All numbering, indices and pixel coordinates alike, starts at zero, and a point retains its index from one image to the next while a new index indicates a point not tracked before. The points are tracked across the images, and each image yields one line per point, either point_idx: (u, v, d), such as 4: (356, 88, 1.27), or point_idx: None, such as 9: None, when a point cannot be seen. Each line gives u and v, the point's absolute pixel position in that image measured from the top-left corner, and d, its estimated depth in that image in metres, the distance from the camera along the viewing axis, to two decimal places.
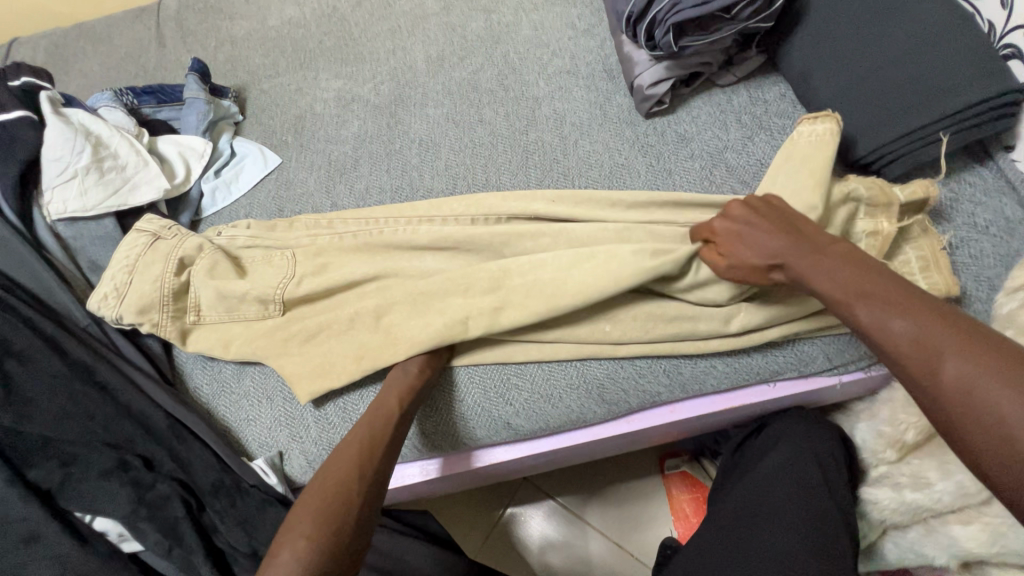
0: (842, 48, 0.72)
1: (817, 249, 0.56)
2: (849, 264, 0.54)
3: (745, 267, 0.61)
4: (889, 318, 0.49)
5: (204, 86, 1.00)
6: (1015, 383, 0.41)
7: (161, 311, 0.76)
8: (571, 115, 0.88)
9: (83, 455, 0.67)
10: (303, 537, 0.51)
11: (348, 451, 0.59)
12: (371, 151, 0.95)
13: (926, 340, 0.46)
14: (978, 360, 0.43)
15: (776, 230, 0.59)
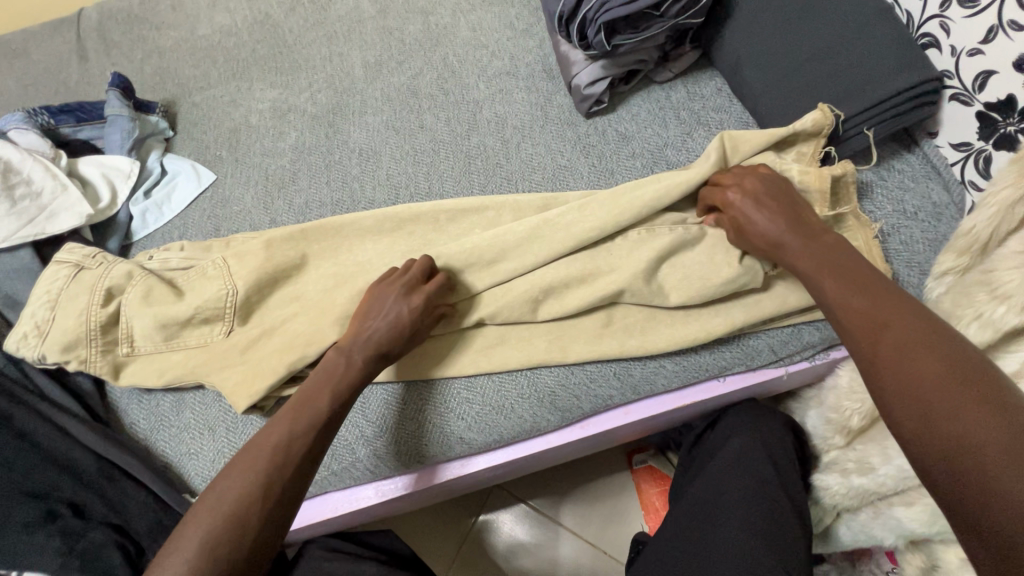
0: (770, 42, 0.72)
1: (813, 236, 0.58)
2: (844, 254, 0.55)
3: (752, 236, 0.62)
4: (848, 291, 0.51)
5: (127, 102, 0.95)
6: (943, 357, 0.42)
7: (90, 346, 0.71)
8: (513, 117, 0.87)
9: (3, 511, 0.62)
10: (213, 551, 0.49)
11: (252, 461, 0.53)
12: (310, 162, 0.92)
13: (878, 310, 0.48)
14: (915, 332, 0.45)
15: (780, 216, 0.60)
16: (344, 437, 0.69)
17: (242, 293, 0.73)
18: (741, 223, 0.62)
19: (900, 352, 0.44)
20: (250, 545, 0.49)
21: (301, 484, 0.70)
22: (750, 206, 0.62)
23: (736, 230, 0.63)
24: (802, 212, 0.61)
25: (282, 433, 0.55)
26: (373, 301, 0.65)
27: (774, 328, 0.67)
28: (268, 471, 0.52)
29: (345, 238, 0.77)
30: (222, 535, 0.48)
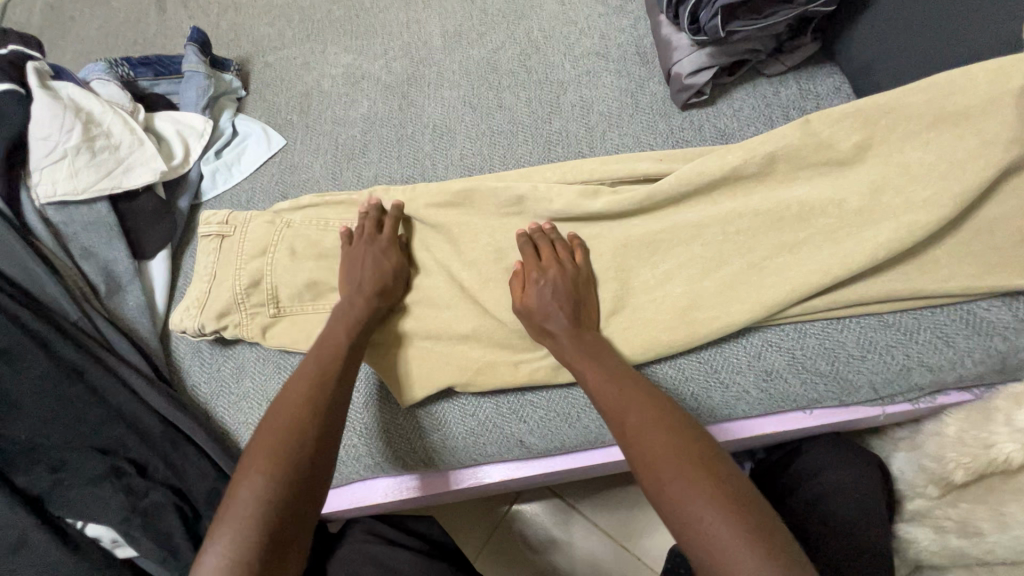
0: (908, 47, 0.64)
1: (599, 358, 0.59)
2: (637, 400, 0.53)
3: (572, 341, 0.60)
4: (656, 438, 0.48)
5: (204, 59, 0.93)
6: (727, 514, 0.42)
7: (181, 314, 0.74)
8: (599, 103, 0.81)
9: (73, 461, 0.63)
10: (260, 473, 0.50)
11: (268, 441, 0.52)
12: (381, 135, 0.89)
13: (692, 468, 0.45)
14: (701, 475, 0.45)
15: (584, 354, 0.59)
16: (405, 427, 0.69)
17: (313, 269, 0.73)
18: (589, 349, 0.60)
19: (674, 510, 0.44)
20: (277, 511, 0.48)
21: (355, 466, 0.69)
22: (566, 334, 0.61)
23: (527, 321, 0.64)
24: (601, 352, 0.60)
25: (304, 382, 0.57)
26: (352, 258, 0.69)
27: (880, 364, 0.60)
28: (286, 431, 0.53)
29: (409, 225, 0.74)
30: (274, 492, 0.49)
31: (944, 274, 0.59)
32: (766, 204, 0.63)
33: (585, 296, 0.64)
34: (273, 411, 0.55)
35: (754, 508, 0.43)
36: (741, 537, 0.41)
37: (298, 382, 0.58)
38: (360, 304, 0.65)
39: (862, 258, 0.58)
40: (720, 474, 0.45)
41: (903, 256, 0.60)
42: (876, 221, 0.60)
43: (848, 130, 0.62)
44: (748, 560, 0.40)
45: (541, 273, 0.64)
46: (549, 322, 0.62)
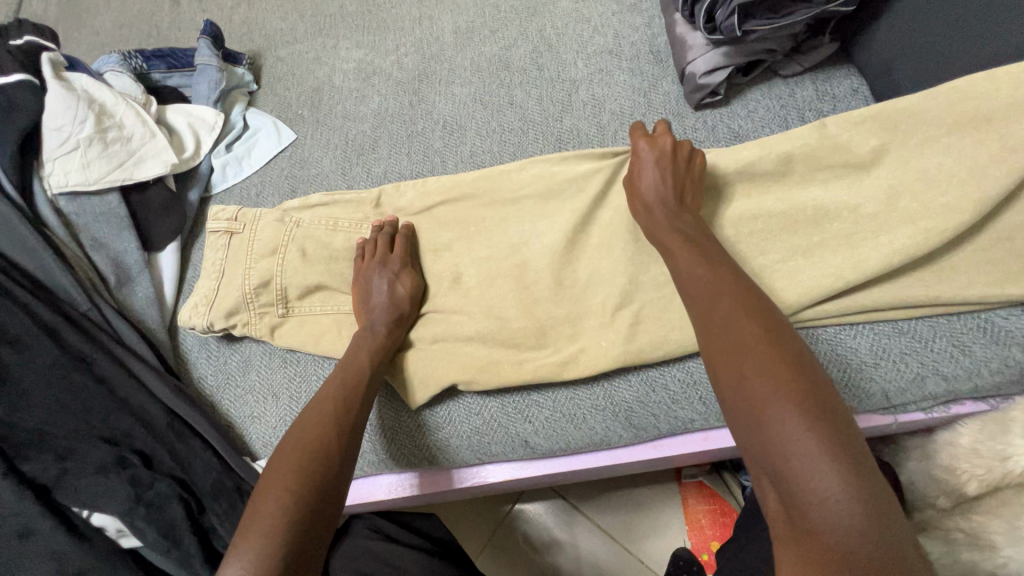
0: (928, 50, 0.63)
1: (690, 245, 0.55)
2: (722, 291, 0.49)
3: (672, 218, 0.58)
4: (738, 331, 0.46)
5: (217, 52, 0.94)
6: (806, 413, 0.40)
7: (192, 310, 0.74)
8: (612, 102, 0.80)
9: (80, 451, 0.64)
10: (285, 486, 0.50)
11: (282, 463, 0.52)
12: (392, 131, 0.88)
13: (771, 364, 0.43)
14: (782, 370, 0.42)
15: (679, 235, 0.56)
16: (410, 424, 0.68)
17: (321, 265, 0.74)
18: (693, 227, 0.58)
19: (750, 403, 0.42)
20: (298, 520, 0.49)
21: (358, 462, 0.70)
22: (667, 212, 0.59)
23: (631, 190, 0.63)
24: (696, 237, 0.56)
25: (329, 400, 0.59)
26: (365, 285, 0.68)
27: (894, 372, 0.59)
28: (309, 449, 0.54)
29: (418, 227, 0.74)
30: (296, 502, 0.50)
31: (963, 282, 0.57)
32: (780, 206, 0.62)
33: (688, 183, 0.62)
34: (298, 427, 0.56)
35: (834, 411, 0.40)
36: (818, 431, 0.39)
37: (323, 400, 0.59)
38: (382, 334, 0.65)
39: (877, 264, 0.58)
40: (803, 370, 0.43)
41: (919, 262, 0.59)
42: (893, 224, 0.59)
43: (864, 133, 0.61)
44: (822, 455, 0.38)
45: (643, 155, 0.63)
46: (650, 203, 0.60)
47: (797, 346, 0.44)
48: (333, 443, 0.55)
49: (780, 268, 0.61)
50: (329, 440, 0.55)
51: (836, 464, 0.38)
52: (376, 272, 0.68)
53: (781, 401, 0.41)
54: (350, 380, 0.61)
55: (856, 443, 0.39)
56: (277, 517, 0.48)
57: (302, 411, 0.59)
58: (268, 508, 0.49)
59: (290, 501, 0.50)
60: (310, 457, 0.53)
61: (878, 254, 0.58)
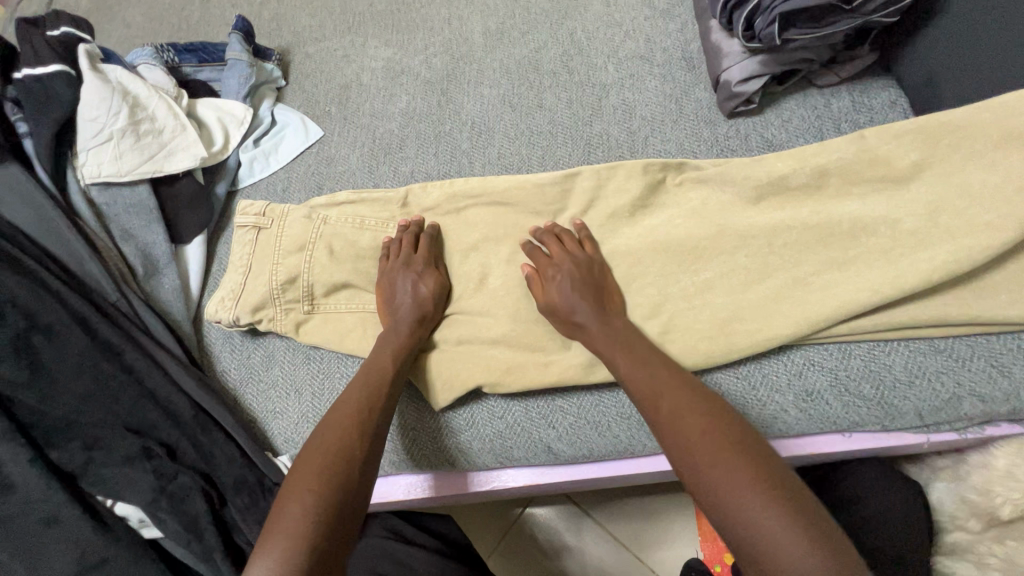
0: (973, 63, 0.62)
1: (623, 342, 0.59)
2: (669, 388, 0.53)
3: (604, 331, 0.60)
4: (694, 427, 0.49)
5: (248, 47, 0.94)
6: (771, 499, 0.43)
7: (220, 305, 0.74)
8: (642, 107, 0.80)
9: (106, 440, 0.64)
10: (309, 490, 0.51)
11: (314, 459, 0.53)
12: (419, 130, 0.88)
13: (727, 455, 0.47)
14: (744, 461, 0.46)
15: (613, 339, 0.59)
16: (432, 425, 0.68)
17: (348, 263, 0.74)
18: (621, 336, 0.60)
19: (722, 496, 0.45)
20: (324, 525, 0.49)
21: (378, 461, 0.69)
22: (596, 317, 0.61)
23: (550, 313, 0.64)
24: (625, 337, 0.60)
25: (353, 401, 0.58)
26: (388, 287, 0.69)
27: (928, 390, 0.58)
28: (334, 451, 0.54)
29: (445, 228, 0.74)
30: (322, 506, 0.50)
31: (1004, 301, 0.56)
32: (816, 217, 0.62)
33: (599, 279, 0.65)
34: (322, 429, 0.56)
35: (794, 490, 0.44)
36: (771, 506, 0.43)
37: (348, 400, 0.59)
38: (405, 334, 0.65)
39: (916, 279, 0.56)
40: (756, 456, 0.47)
41: (958, 280, 0.58)
42: (934, 239, 0.58)
43: (905, 146, 0.61)
44: (795, 539, 0.41)
45: (554, 272, 0.64)
46: (575, 315, 0.61)
47: (746, 433, 0.49)
48: (358, 444, 0.55)
49: (812, 281, 0.61)
50: (352, 442, 0.55)
51: (807, 543, 0.41)
52: (399, 272, 0.68)
53: (748, 494, 0.44)
54: (372, 380, 0.61)
55: (818, 515, 0.43)
56: (303, 521, 0.49)
57: (327, 412, 0.58)
58: (293, 512, 0.49)
59: (315, 505, 0.50)
60: (335, 458, 0.53)
61: (917, 269, 0.57)
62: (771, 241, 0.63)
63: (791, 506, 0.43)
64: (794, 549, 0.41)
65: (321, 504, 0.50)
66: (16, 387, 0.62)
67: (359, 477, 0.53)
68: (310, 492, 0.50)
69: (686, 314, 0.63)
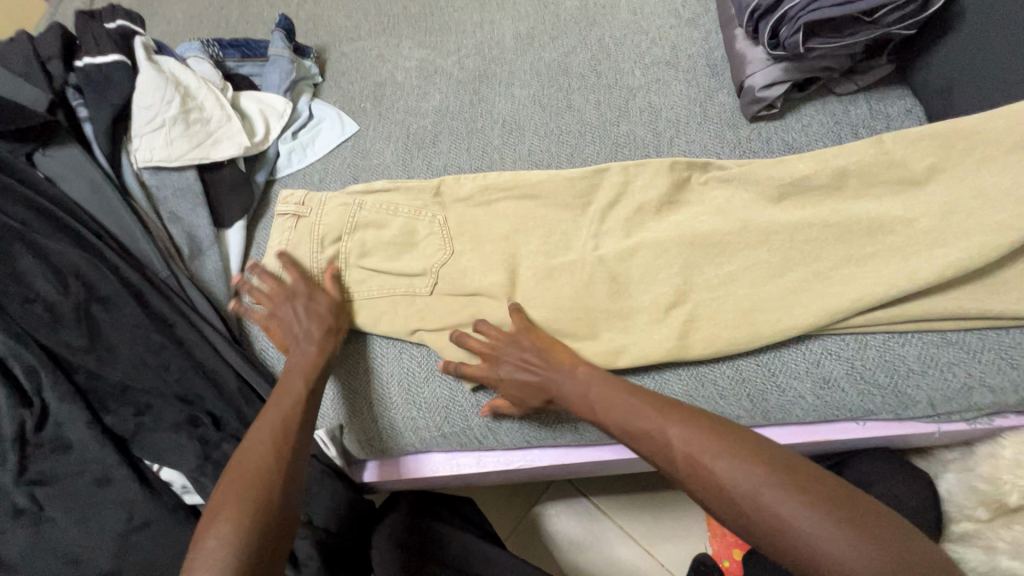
0: (987, 74, 0.66)
1: (591, 392, 0.62)
2: (680, 428, 0.55)
3: (523, 395, 0.65)
4: (725, 464, 0.51)
5: (289, 45, 0.99)
6: (824, 515, 0.46)
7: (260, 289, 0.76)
8: (667, 110, 0.84)
9: (156, 407, 0.68)
10: (224, 521, 0.54)
11: (228, 492, 0.57)
12: (452, 127, 0.92)
13: (769, 483, 0.49)
14: (787, 483, 0.49)
15: (587, 392, 0.62)
16: (463, 404, 0.71)
17: (385, 250, 0.76)
18: (577, 391, 0.63)
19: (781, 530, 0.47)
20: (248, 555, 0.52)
21: (411, 438, 0.73)
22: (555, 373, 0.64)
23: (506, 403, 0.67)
24: (610, 381, 0.62)
25: (267, 427, 0.62)
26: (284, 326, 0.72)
27: (940, 380, 0.61)
28: (248, 478, 0.57)
29: (477, 216, 0.76)
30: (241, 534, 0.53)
31: (1015, 297, 0.59)
32: (836, 216, 0.65)
33: (541, 336, 0.67)
34: (238, 459, 0.59)
35: (838, 498, 0.48)
36: (826, 525, 0.46)
37: (263, 428, 0.62)
38: (313, 349, 0.69)
39: (931, 274, 0.60)
40: (795, 474, 0.50)
41: (970, 276, 0.61)
42: (948, 237, 0.61)
43: (922, 151, 0.64)
44: (867, 553, 0.44)
45: (495, 351, 0.67)
46: (532, 404, 0.66)
47: (772, 450, 0.52)
48: (274, 471, 0.58)
49: (830, 276, 0.64)
50: (260, 465, 0.58)
51: (874, 553, 0.44)
52: (285, 306, 0.72)
53: (806, 521, 0.47)
54: (281, 401, 0.64)
55: (868, 513, 0.47)
56: (224, 551, 0.52)
57: (248, 435, 0.62)
58: (211, 545, 0.53)
59: (234, 534, 0.53)
60: (249, 481, 0.57)
61: (933, 266, 0.60)
62: (791, 237, 0.66)
63: (846, 522, 0.46)
64: (859, 563, 0.44)
65: (242, 529, 0.53)
66: (75, 353, 0.67)
67: (279, 498, 0.57)
68: (226, 522, 0.54)
69: (710, 302, 0.67)
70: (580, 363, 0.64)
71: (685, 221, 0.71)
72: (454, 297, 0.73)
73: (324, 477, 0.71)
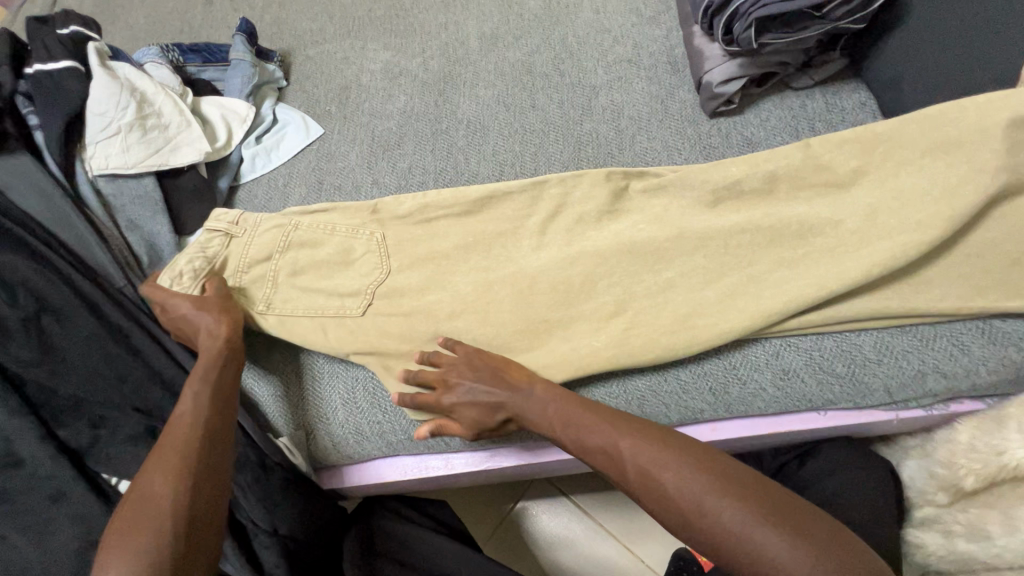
0: (932, 67, 0.67)
1: (553, 412, 0.61)
2: (637, 450, 0.54)
3: (536, 410, 0.61)
4: (681, 483, 0.51)
5: (251, 49, 0.98)
6: (777, 531, 0.46)
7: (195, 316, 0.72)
8: (629, 107, 0.84)
9: (112, 419, 0.66)
10: (125, 556, 0.49)
11: (127, 526, 0.51)
12: (417, 129, 0.92)
13: (724, 502, 0.49)
14: (742, 500, 0.48)
15: (549, 418, 0.61)
16: None
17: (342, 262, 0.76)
18: (546, 408, 0.61)
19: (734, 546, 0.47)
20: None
21: (377, 443, 0.72)
22: (515, 404, 0.62)
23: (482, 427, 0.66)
24: (569, 402, 0.61)
25: (173, 446, 0.56)
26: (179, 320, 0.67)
27: (896, 368, 0.62)
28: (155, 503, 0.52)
29: (440, 220, 0.77)
30: (142, 565, 0.49)
31: (964, 285, 0.60)
32: (791, 209, 0.66)
33: (485, 363, 0.66)
34: (142, 484, 0.54)
35: (792, 513, 0.48)
36: (779, 541, 0.46)
37: (168, 447, 0.56)
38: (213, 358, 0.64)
39: (883, 264, 0.61)
40: (750, 490, 0.49)
41: (920, 265, 0.62)
42: (900, 226, 0.62)
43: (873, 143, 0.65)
44: (817, 566, 0.44)
45: (450, 396, 0.65)
46: (500, 419, 0.64)
47: (729, 467, 0.52)
48: (183, 494, 0.53)
49: (788, 267, 0.65)
50: (165, 491, 0.53)
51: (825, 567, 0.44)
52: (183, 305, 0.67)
53: (759, 537, 0.47)
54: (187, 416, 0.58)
55: (820, 528, 0.47)
56: None
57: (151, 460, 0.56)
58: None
59: (138, 566, 0.49)
60: (152, 509, 0.52)
61: (885, 256, 0.61)
62: (749, 231, 0.67)
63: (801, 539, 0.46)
64: None
65: (155, 560, 0.49)
66: (25, 366, 0.65)
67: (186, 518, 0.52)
68: (132, 557, 0.49)
69: (671, 297, 0.67)
70: (530, 384, 0.63)
71: (645, 217, 0.71)
72: (417, 300, 0.73)
73: (287, 487, 0.69)
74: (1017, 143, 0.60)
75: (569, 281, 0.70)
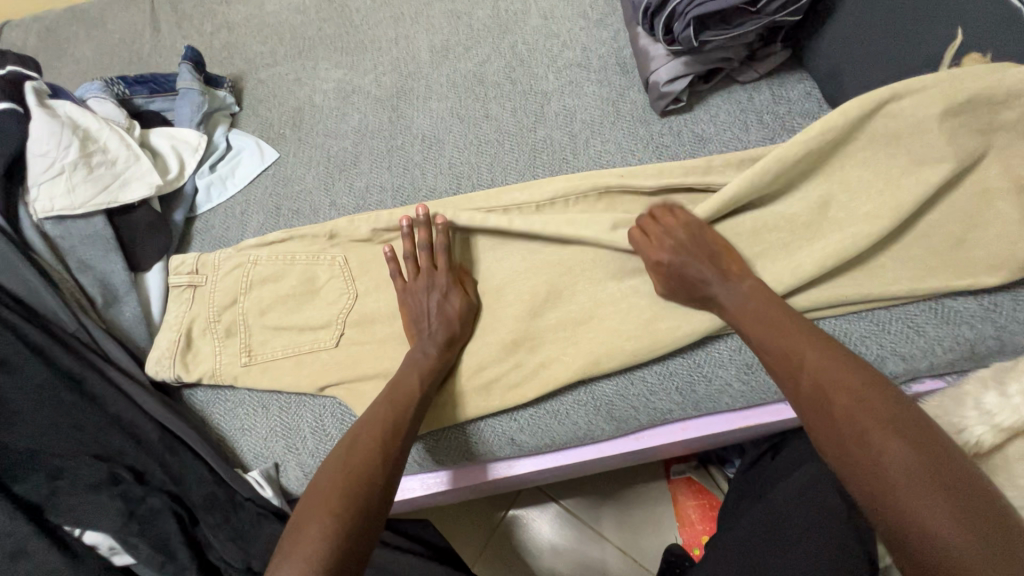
0: (869, 54, 0.68)
1: (735, 305, 0.61)
2: (823, 351, 0.55)
3: (698, 272, 0.63)
4: (838, 389, 0.51)
5: (198, 76, 0.95)
6: (919, 456, 0.46)
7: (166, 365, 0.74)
8: (581, 111, 0.84)
9: (71, 469, 0.64)
10: (331, 513, 0.52)
11: (323, 493, 0.54)
12: (372, 146, 0.91)
13: (872, 417, 0.49)
14: (885, 423, 0.48)
15: (732, 299, 0.61)
16: None
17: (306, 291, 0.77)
18: (697, 281, 0.63)
19: (866, 454, 0.48)
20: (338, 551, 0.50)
21: None
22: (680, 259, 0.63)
23: (642, 247, 0.66)
24: (750, 296, 0.61)
25: (377, 421, 0.60)
26: (414, 308, 0.70)
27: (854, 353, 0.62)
28: (356, 469, 0.56)
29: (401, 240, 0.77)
30: (327, 525, 0.51)
31: (913, 266, 0.61)
32: (742, 203, 0.66)
33: (713, 246, 0.64)
34: (336, 455, 0.58)
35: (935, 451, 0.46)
36: (916, 464, 0.45)
37: (367, 424, 0.60)
38: (433, 354, 0.66)
39: (833, 253, 0.61)
40: (903, 422, 0.48)
41: (870, 250, 0.63)
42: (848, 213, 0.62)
43: None
44: (937, 496, 0.43)
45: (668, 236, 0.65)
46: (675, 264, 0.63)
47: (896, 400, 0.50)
48: (378, 474, 0.56)
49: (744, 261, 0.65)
50: (372, 469, 0.56)
51: (946, 499, 0.43)
52: (422, 293, 0.69)
53: (900, 451, 0.46)
54: (393, 405, 0.61)
55: (966, 476, 0.45)
56: (323, 545, 0.49)
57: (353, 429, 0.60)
58: (313, 531, 0.50)
59: (335, 527, 0.51)
60: (358, 475, 0.55)
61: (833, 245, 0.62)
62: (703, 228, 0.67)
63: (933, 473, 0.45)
64: (928, 509, 0.43)
65: (345, 522, 0.51)
66: None
67: (378, 494, 0.55)
68: (328, 519, 0.51)
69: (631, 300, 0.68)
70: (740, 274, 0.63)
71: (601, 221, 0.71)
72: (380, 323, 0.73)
73: (260, 520, 0.67)
74: (953, 123, 0.60)
75: (530, 291, 0.70)
